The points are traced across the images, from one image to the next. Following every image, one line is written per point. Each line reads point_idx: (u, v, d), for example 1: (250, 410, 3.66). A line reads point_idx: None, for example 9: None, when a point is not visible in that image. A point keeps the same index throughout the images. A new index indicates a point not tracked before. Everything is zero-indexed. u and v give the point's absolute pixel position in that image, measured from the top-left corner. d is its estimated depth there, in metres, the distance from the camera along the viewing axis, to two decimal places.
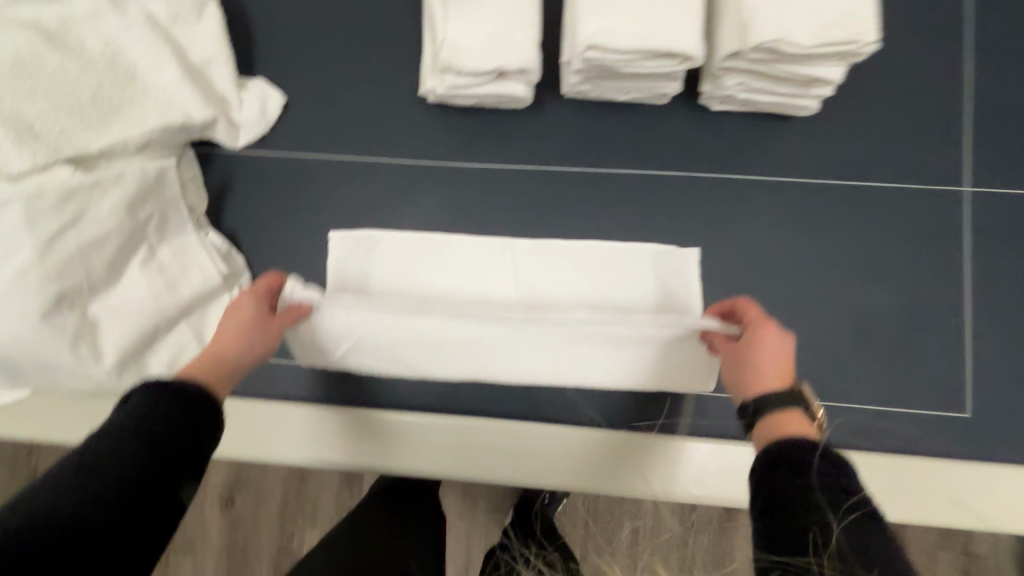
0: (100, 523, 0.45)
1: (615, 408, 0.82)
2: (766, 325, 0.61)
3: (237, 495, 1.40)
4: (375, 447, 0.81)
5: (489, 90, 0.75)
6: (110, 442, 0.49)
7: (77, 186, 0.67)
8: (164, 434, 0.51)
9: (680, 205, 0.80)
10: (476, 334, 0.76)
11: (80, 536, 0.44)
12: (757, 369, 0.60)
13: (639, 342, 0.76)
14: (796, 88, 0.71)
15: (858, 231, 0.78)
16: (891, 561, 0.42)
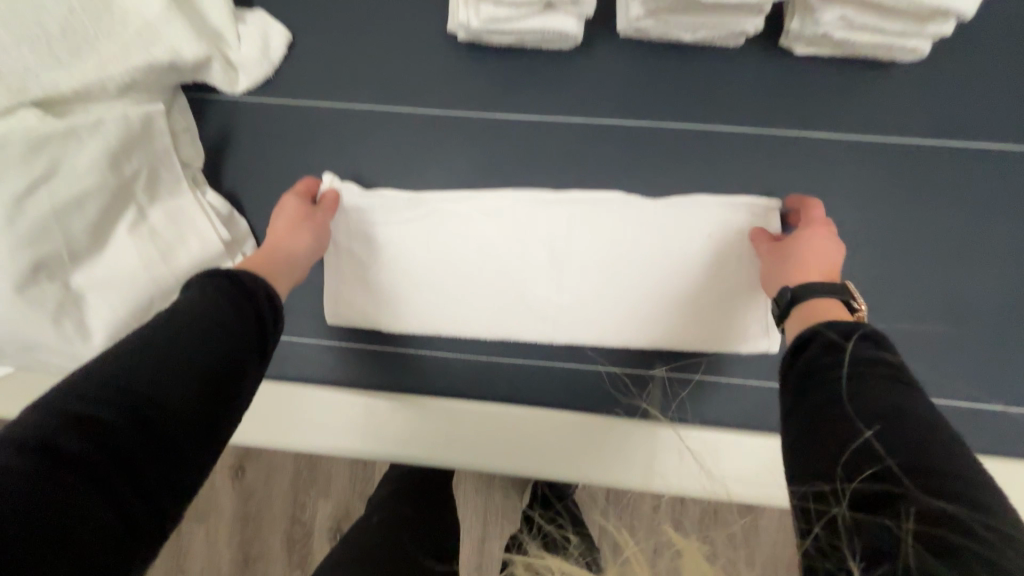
0: (163, 389, 0.42)
1: (667, 397, 0.73)
2: (811, 226, 0.62)
3: (248, 467, 1.35)
4: (400, 435, 0.73)
5: (533, 25, 0.63)
6: (172, 321, 0.46)
7: (49, 134, 0.57)
8: (225, 316, 0.48)
9: (751, 166, 0.69)
10: (524, 275, 0.71)
11: (142, 400, 0.41)
12: (799, 266, 0.60)
13: (697, 302, 0.70)
14: (911, 25, 0.58)
15: (961, 200, 0.67)
16: (919, 448, 0.38)
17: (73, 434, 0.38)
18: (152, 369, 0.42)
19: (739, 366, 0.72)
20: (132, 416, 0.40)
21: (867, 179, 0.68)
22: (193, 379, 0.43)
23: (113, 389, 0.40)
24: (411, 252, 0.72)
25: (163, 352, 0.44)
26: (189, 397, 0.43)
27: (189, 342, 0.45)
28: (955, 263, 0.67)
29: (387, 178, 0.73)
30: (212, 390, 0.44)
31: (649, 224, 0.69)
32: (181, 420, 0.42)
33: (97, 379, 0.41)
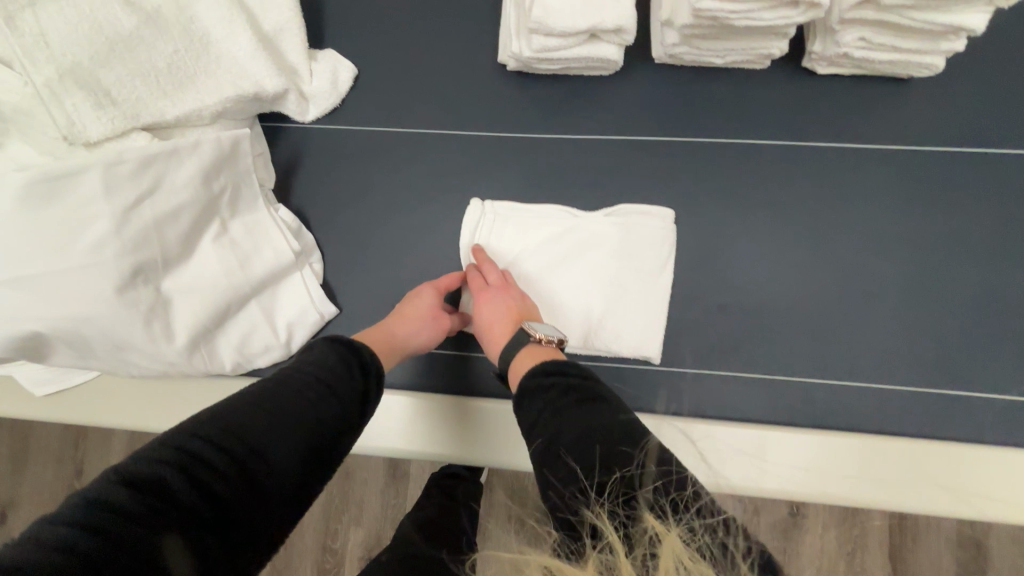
0: (271, 438, 0.47)
1: (726, 397, 0.73)
2: (482, 290, 0.71)
3: None
4: (463, 434, 0.76)
5: (580, 53, 0.70)
6: (293, 376, 0.52)
7: (155, 153, 0.64)
8: (336, 379, 0.54)
9: (780, 177, 0.75)
10: (588, 289, 0.74)
11: (252, 443, 0.45)
12: (486, 325, 0.69)
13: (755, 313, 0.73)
14: (924, 43, 0.64)
15: (979, 203, 0.71)
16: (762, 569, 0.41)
17: (187, 473, 0.42)
18: (261, 423, 0.47)
19: (784, 362, 0.72)
20: (238, 468, 0.44)
21: (888, 186, 0.73)
22: (293, 439, 0.48)
23: (225, 435, 0.45)
24: (500, 261, 0.77)
25: (271, 409, 0.49)
26: (288, 456, 0.47)
27: (295, 403, 0.50)
28: (978, 264, 0.71)
29: (441, 194, 0.80)
30: (312, 448, 0.49)
31: (682, 234, 0.75)
32: (277, 477, 0.45)
33: (215, 416, 0.46)
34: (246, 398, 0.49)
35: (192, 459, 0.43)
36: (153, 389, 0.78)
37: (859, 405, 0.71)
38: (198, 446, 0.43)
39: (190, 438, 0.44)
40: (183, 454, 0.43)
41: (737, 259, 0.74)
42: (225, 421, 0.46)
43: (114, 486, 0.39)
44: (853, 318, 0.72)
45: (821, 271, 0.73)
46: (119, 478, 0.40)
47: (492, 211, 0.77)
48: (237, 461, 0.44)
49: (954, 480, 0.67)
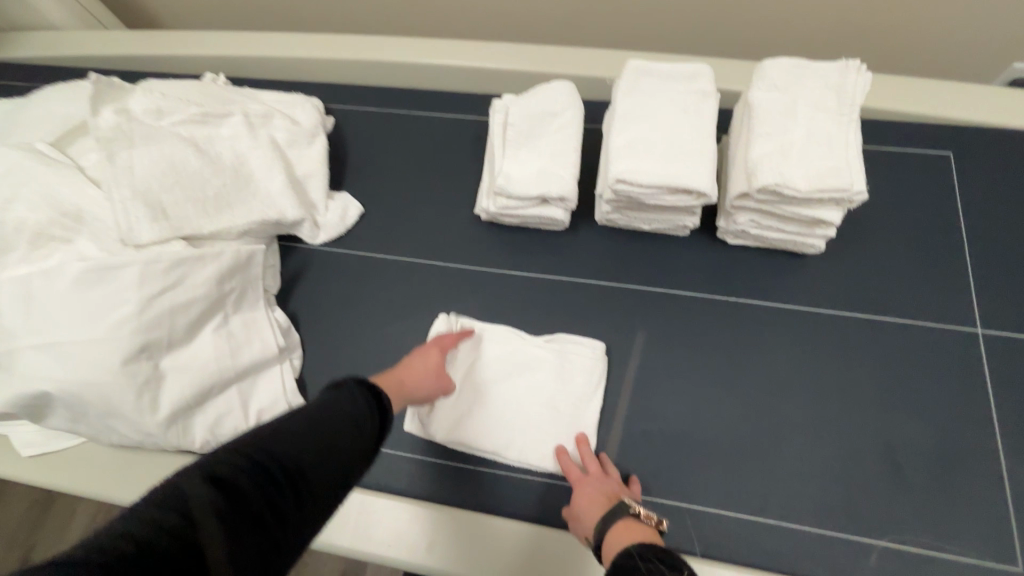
0: (310, 464, 0.50)
1: None
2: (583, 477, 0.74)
3: None
4: (445, 546, 0.78)
5: (534, 213, 0.89)
6: (329, 406, 0.56)
7: (187, 257, 0.80)
8: (365, 417, 0.58)
9: (700, 324, 0.88)
10: (518, 406, 0.84)
11: (296, 466, 0.49)
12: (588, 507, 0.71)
13: (673, 443, 0.81)
14: (802, 228, 0.80)
15: (869, 363, 0.83)
16: None
17: (251, 480, 0.45)
18: (311, 444, 0.51)
19: (704, 493, 0.78)
20: (288, 489, 0.47)
21: (790, 341, 0.85)
22: (332, 464, 0.52)
23: (281, 451, 0.49)
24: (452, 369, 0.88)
25: (318, 432, 0.53)
26: (327, 479, 0.51)
27: (336, 430, 0.54)
28: (875, 416, 0.80)
29: (414, 313, 0.94)
30: (340, 477, 0.52)
31: (614, 366, 0.87)
32: (316, 496, 0.49)
33: (268, 437, 0.50)
34: (291, 424, 0.52)
35: (255, 468, 0.46)
36: (127, 462, 0.86)
37: (773, 544, 0.74)
38: (262, 457, 0.48)
39: (252, 456, 0.47)
40: (246, 469, 0.46)
41: (661, 392, 0.85)
42: (282, 437, 0.50)
43: (190, 488, 0.43)
44: (764, 456, 0.79)
45: (735, 409, 0.82)
46: (197, 477, 0.44)
47: (457, 324, 0.90)
48: (289, 476, 0.48)
49: None
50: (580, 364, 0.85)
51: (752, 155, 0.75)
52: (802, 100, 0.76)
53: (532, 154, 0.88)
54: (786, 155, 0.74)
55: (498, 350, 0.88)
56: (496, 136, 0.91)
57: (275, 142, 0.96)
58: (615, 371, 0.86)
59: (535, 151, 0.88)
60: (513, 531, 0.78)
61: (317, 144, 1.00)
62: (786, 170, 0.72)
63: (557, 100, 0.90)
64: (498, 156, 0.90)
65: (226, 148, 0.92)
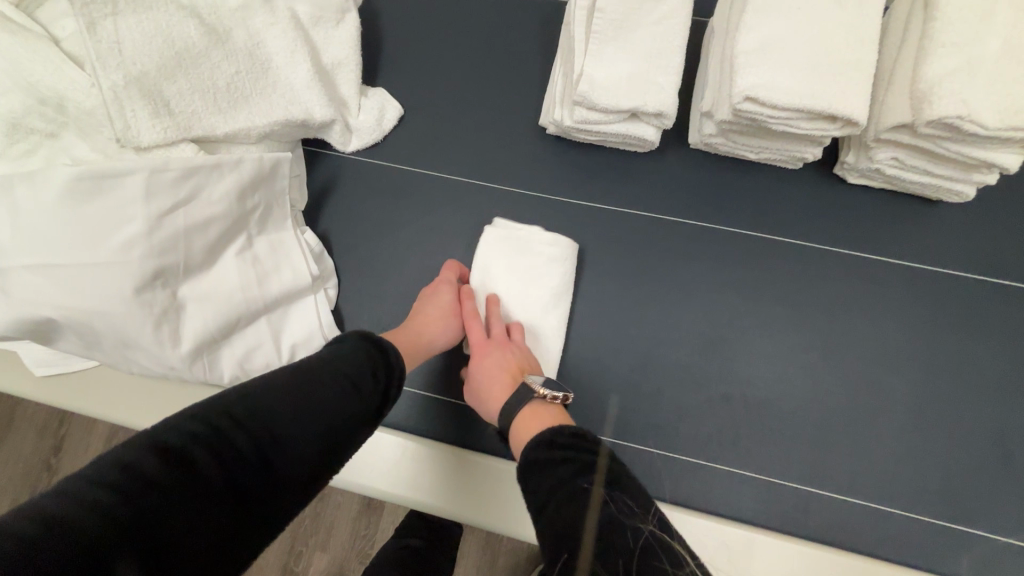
0: (288, 428, 0.45)
1: (723, 489, 0.71)
2: (486, 345, 0.68)
3: None
4: (508, 503, 0.74)
5: (618, 130, 0.72)
6: (317, 364, 0.51)
7: (200, 166, 0.66)
8: (360, 377, 0.52)
9: (800, 277, 0.75)
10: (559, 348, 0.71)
11: (270, 430, 0.44)
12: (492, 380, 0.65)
13: (753, 409, 0.73)
14: (955, 172, 0.65)
15: (993, 334, 0.71)
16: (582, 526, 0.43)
17: (205, 452, 0.40)
18: (284, 416, 0.45)
19: (782, 464, 0.71)
20: (257, 454, 0.42)
21: (901, 304, 0.73)
22: (308, 441, 0.46)
23: (246, 422, 0.43)
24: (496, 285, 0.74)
25: (293, 405, 0.46)
26: (301, 457, 0.45)
27: (314, 402, 0.48)
28: (988, 395, 0.70)
29: (463, 241, 0.82)
30: (327, 443, 0.47)
31: (693, 317, 0.76)
32: (299, 457, 0.45)
33: (242, 397, 0.45)
34: (270, 381, 0.48)
35: (211, 442, 0.41)
36: (150, 390, 0.79)
37: (852, 520, 0.69)
38: (222, 433, 0.42)
39: (219, 416, 0.43)
40: (211, 431, 0.42)
41: (744, 351, 0.74)
42: (249, 402, 0.45)
43: (141, 454, 0.39)
44: (855, 430, 0.71)
45: (828, 374, 0.73)
46: (142, 447, 0.39)
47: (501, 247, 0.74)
48: (262, 439, 0.43)
49: None
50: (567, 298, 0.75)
51: (928, 72, 0.57)
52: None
53: (625, 52, 0.70)
54: (974, 75, 0.56)
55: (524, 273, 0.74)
56: (580, 23, 0.72)
57: (296, 17, 0.77)
58: (693, 323, 0.76)
59: (629, 48, 0.70)
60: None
61: (348, 23, 0.80)
62: (973, 96, 0.55)
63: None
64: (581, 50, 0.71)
65: (237, 23, 0.73)
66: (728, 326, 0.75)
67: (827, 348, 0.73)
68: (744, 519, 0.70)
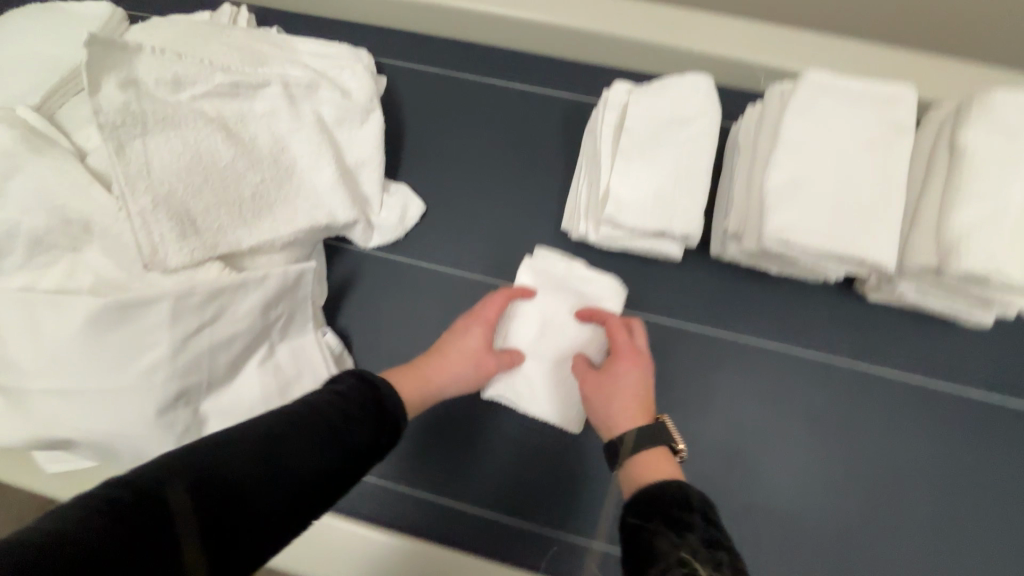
0: (275, 469, 0.43)
1: None
2: (625, 359, 0.66)
3: None
4: None
5: (642, 246, 0.73)
6: (311, 403, 0.50)
7: (225, 286, 0.65)
8: (352, 420, 0.51)
9: (819, 391, 0.76)
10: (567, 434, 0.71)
11: (256, 468, 0.43)
12: (607, 399, 0.64)
13: (771, 527, 0.73)
14: (975, 307, 0.66)
15: (1010, 453, 0.72)
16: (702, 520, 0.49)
17: (185, 488, 0.38)
18: (289, 444, 0.45)
19: None
20: (238, 492, 0.41)
21: (918, 423, 0.74)
22: (290, 476, 0.44)
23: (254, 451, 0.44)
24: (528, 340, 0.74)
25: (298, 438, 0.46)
26: (286, 485, 0.43)
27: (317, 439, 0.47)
28: (1005, 517, 0.71)
29: None
30: (311, 485, 0.45)
31: (712, 427, 0.76)
32: (278, 499, 0.42)
33: (231, 435, 0.44)
34: (264, 421, 0.47)
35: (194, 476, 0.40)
36: None
37: None
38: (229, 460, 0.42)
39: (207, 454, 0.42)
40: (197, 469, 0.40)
41: (762, 467, 0.75)
42: (236, 441, 0.44)
43: (121, 488, 0.37)
44: (874, 547, 0.72)
45: (846, 491, 0.73)
46: (127, 482, 0.37)
47: (547, 274, 0.75)
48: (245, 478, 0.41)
49: None
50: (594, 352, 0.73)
51: (954, 224, 0.58)
52: None
53: (654, 171, 0.70)
54: (1004, 228, 0.57)
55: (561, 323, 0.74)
56: (606, 144, 0.73)
57: (321, 119, 0.77)
58: (712, 434, 0.76)
59: (656, 169, 0.70)
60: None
61: (372, 122, 0.80)
62: (1001, 253, 0.56)
63: (688, 100, 0.71)
64: (607, 169, 0.72)
65: (262, 129, 0.73)
66: (747, 439, 0.76)
67: (846, 465, 0.74)
68: None
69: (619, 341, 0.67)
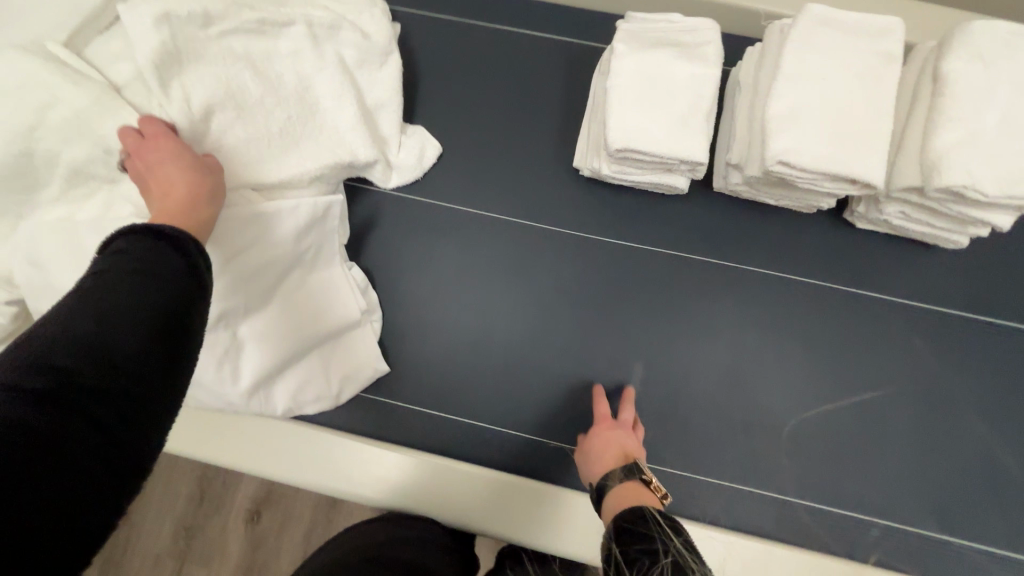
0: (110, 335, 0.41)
1: (749, 512, 0.78)
2: (605, 422, 0.77)
3: (264, 512, 1.23)
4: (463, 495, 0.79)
5: (653, 180, 0.78)
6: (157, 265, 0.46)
7: (262, 213, 0.70)
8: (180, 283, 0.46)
9: (814, 315, 0.82)
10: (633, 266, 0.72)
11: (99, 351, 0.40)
12: (602, 459, 0.72)
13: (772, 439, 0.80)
14: (955, 226, 0.72)
15: (983, 367, 0.80)
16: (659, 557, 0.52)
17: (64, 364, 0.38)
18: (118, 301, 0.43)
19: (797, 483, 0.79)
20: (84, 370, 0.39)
21: (907, 342, 0.81)
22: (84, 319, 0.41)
23: (63, 350, 0.38)
24: (644, 47, 0.74)
25: (114, 361, 0.40)
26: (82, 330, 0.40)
27: (150, 358, 0.42)
28: (986, 421, 0.79)
29: (501, 269, 0.86)
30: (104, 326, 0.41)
31: (719, 344, 0.82)
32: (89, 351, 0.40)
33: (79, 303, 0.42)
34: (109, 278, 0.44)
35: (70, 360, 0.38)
36: (195, 417, 0.81)
37: (859, 534, 0.77)
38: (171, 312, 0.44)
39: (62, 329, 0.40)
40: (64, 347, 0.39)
41: (763, 386, 0.81)
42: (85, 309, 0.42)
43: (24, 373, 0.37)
44: (866, 455, 0.79)
45: (841, 402, 0.80)
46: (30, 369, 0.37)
47: (648, 26, 0.75)
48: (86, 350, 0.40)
49: None
50: (700, 157, 0.71)
51: (937, 144, 0.64)
52: (1008, 78, 0.65)
53: (689, 89, 0.72)
54: (979, 147, 0.63)
55: (677, 74, 0.73)
56: (616, 62, 0.74)
57: (342, 59, 0.80)
58: (715, 356, 0.82)
59: (667, 97, 0.72)
60: (518, 530, 0.78)
61: (391, 63, 0.83)
62: (976, 169, 0.62)
63: (685, 45, 0.73)
64: (642, 79, 0.73)
65: (287, 67, 0.76)
66: (748, 360, 0.82)
67: (841, 379, 0.80)
68: (760, 531, 0.78)
69: (601, 409, 0.78)
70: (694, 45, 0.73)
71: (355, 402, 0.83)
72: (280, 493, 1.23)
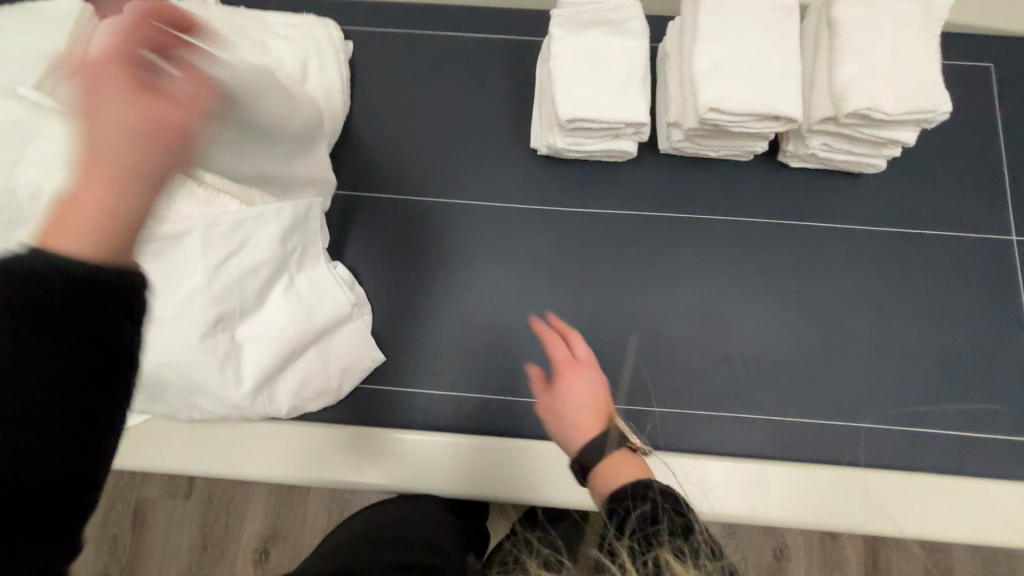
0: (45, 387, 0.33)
1: (739, 437, 0.84)
2: (568, 368, 0.70)
3: (272, 550, 1.21)
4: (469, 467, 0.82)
5: (605, 147, 0.86)
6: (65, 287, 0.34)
7: (247, 216, 0.72)
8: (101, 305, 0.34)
9: (767, 250, 0.90)
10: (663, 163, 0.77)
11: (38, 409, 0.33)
12: (575, 416, 0.66)
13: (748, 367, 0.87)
14: (872, 149, 0.82)
15: (919, 274, 0.89)
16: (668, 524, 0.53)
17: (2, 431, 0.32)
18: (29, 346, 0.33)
19: (778, 403, 0.86)
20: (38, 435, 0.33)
21: (850, 261, 0.90)
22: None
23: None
24: (578, 30, 0.82)
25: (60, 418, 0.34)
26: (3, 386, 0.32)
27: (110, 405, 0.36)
28: (929, 319, 0.88)
29: (479, 250, 0.91)
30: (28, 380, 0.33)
31: (687, 289, 0.89)
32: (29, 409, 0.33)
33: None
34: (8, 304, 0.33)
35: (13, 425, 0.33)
36: (201, 433, 0.82)
37: (839, 441, 0.84)
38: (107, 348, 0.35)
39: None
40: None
41: (733, 320, 0.88)
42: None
43: None
44: (834, 369, 0.87)
45: (803, 323, 0.88)
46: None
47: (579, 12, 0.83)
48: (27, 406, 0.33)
49: (913, 503, 0.80)
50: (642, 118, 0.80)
51: (840, 77, 0.74)
52: (887, 16, 0.75)
53: (623, 61, 0.81)
54: (875, 74, 0.73)
55: (611, 50, 0.81)
56: (555, 46, 0.82)
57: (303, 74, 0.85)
58: (686, 300, 0.89)
59: (606, 70, 0.80)
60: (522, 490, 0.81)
61: None
62: (876, 92, 0.72)
63: (613, 24, 0.82)
64: (581, 57, 0.81)
65: None
66: (716, 298, 0.89)
67: (799, 303, 0.88)
68: (751, 453, 0.84)
69: (557, 352, 0.71)
70: (622, 22, 0.82)
71: (355, 394, 0.86)
72: (286, 525, 1.22)
